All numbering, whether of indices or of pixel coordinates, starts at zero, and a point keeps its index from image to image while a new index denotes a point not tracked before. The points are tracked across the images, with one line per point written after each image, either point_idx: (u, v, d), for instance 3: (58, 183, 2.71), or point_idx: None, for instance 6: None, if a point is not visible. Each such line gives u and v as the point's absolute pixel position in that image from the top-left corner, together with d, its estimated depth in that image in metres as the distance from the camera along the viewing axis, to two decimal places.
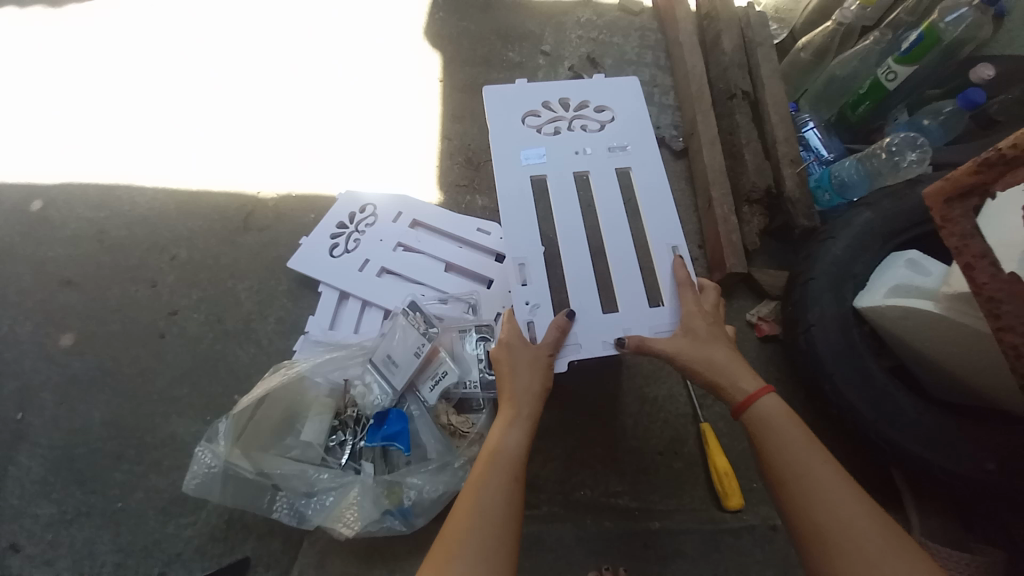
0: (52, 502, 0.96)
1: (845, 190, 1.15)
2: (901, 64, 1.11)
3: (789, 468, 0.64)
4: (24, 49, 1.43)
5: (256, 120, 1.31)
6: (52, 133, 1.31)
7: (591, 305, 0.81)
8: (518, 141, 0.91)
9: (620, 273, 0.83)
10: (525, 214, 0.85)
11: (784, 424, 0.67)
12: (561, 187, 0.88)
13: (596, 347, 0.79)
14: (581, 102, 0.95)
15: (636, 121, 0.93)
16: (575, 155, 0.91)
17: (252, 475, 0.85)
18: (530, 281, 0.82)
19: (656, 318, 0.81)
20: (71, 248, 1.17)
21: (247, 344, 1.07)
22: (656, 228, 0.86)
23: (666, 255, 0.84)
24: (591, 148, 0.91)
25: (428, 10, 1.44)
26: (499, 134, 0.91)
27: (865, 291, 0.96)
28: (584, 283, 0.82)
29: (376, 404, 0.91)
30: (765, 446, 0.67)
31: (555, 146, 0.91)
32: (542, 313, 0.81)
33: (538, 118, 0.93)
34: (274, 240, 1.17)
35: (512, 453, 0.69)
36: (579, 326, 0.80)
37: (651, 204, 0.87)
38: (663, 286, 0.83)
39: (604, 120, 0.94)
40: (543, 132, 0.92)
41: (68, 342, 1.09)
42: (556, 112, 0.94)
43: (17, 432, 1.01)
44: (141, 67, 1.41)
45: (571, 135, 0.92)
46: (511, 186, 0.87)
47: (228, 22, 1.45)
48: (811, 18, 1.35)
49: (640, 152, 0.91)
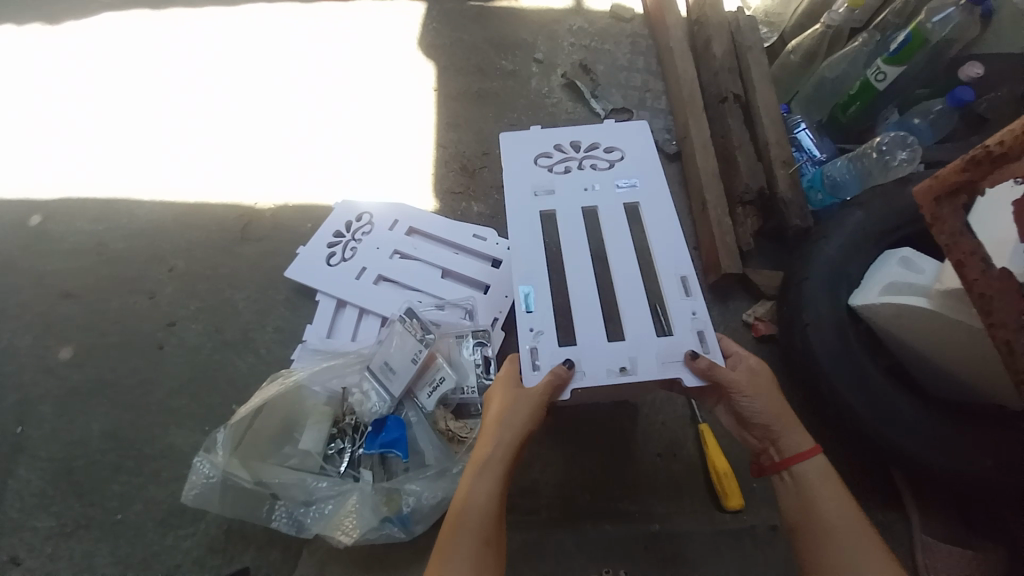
0: (51, 515, 0.96)
1: (837, 190, 1.15)
2: (890, 65, 1.12)
3: (823, 522, 0.67)
4: (25, 66, 1.46)
5: (252, 132, 1.33)
6: (54, 147, 1.33)
7: (595, 331, 0.77)
8: (527, 178, 0.91)
9: (626, 296, 0.80)
10: (531, 242, 0.84)
11: (825, 482, 0.70)
12: (569, 217, 0.87)
13: (600, 375, 0.74)
14: (590, 143, 0.95)
15: (647, 158, 0.93)
16: (585, 192, 0.89)
17: (250, 484, 0.84)
18: (535, 308, 0.78)
19: (664, 346, 0.76)
20: (72, 261, 1.18)
21: (245, 354, 1.08)
22: (664, 257, 0.83)
23: (675, 284, 0.81)
24: (600, 184, 0.90)
25: (421, 21, 1.46)
26: (511, 175, 0.91)
27: (860, 289, 0.97)
28: (589, 311, 0.79)
29: (374, 411, 0.91)
30: (800, 497, 0.70)
31: (565, 184, 0.90)
32: (546, 339, 0.77)
33: (549, 158, 0.93)
34: (272, 249, 1.17)
35: (481, 511, 0.67)
36: (583, 351, 0.76)
37: (661, 238, 0.84)
38: (670, 315, 0.78)
39: (613, 159, 0.93)
40: (554, 171, 0.92)
41: (68, 354, 1.09)
42: (566, 153, 0.94)
43: (17, 445, 1.01)
44: (141, 81, 1.42)
45: (580, 173, 0.91)
46: (519, 215, 0.87)
47: (225, 38, 1.47)
48: (799, 20, 1.38)
49: (648, 188, 0.90)
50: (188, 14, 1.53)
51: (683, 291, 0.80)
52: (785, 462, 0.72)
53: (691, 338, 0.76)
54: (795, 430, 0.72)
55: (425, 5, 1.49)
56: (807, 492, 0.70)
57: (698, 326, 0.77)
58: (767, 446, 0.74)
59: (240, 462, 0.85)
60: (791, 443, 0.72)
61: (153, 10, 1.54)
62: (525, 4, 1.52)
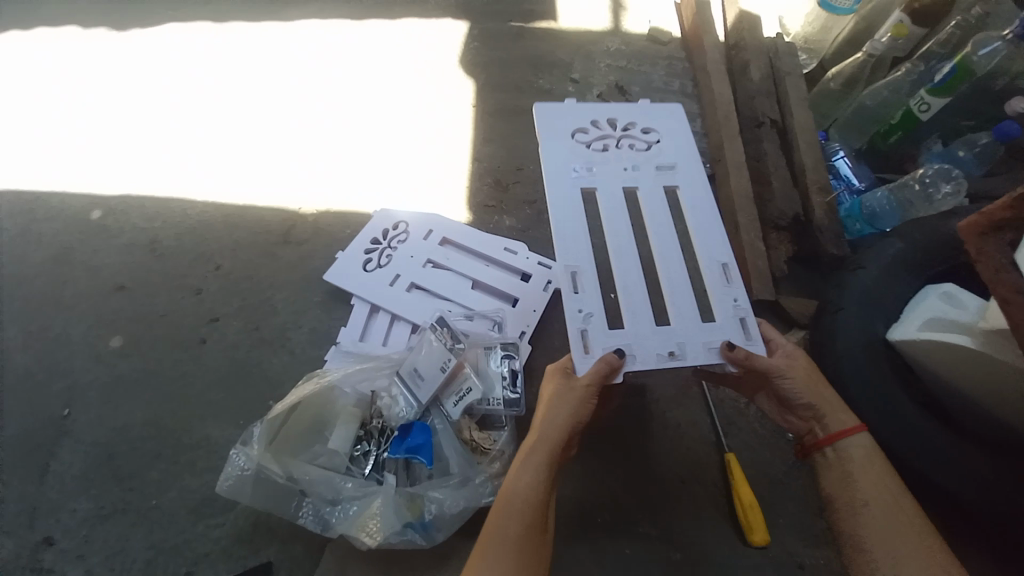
0: (93, 496, 1.01)
1: (875, 220, 1.12)
2: (933, 96, 1.12)
3: (855, 497, 0.74)
4: (94, 72, 1.56)
5: (297, 140, 1.39)
6: (115, 148, 1.42)
7: (642, 316, 0.78)
8: (567, 154, 0.91)
9: (670, 283, 0.81)
10: (574, 220, 0.84)
11: (865, 459, 0.76)
12: (609, 196, 0.87)
13: (650, 359, 0.75)
14: (628, 123, 0.96)
15: (682, 143, 0.94)
16: (624, 171, 0.90)
17: (281, 479, 0.87)
18: (582, 289, 0.79)
19: (708, 333, 0.78)
20: (125, 255, 1.25)
21: (280, 352, 1.12)
22: (704, 243, 0.84)
23: (716, 271, 0.82)
24: (638, 165, 0.91)
25: (463, 40, 1.52)
26: (550, 148, 0.91)
27: (899, 323, 0.97)
28: (635, 298, 0.79)
29: (401, 416, 0.94)
30: (835, 473, 0.77)
31: (604, 161, 0.91)
32: (596, 322, 0.77)
33: (587, 134, 0.94)
34: (311, 253, 1.22)
35: (526, 496, 0.70)
36: (632, 335, 0.77)
37: (701, 226, 0.85)
38: (713, 303, 0.80)
39: (651, 141, 0.94)
40: (592, 147, 0.92)
41: (117, 343, 1.15)
42: (603, 130, 0.94)
43: (65, 427, 1.07)
44: (197, 89, 1.51)
45: (619, 152, 0.92)
46: (560, 191, 0.86)
47: (276, 51, 1.55)
48: (840, 47, 1.37)
49: (686, 172, 0.91)
50: (245, 28, 1.61)
51: (724, 278, 0.81)
52: (830, 440, 0.78)
53: (735, 325, 0.78)
54: (838, 410, 0.78)
55: (467, 25, 1.54)
56: (842, 470, 0.77)
57: (740, 313, 0.79)
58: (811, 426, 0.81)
59: (273, 456, 0.88)
60: (834, 420, 0.78)
61: (214, 24, 1.62)
62: (563, 25, 1.55)
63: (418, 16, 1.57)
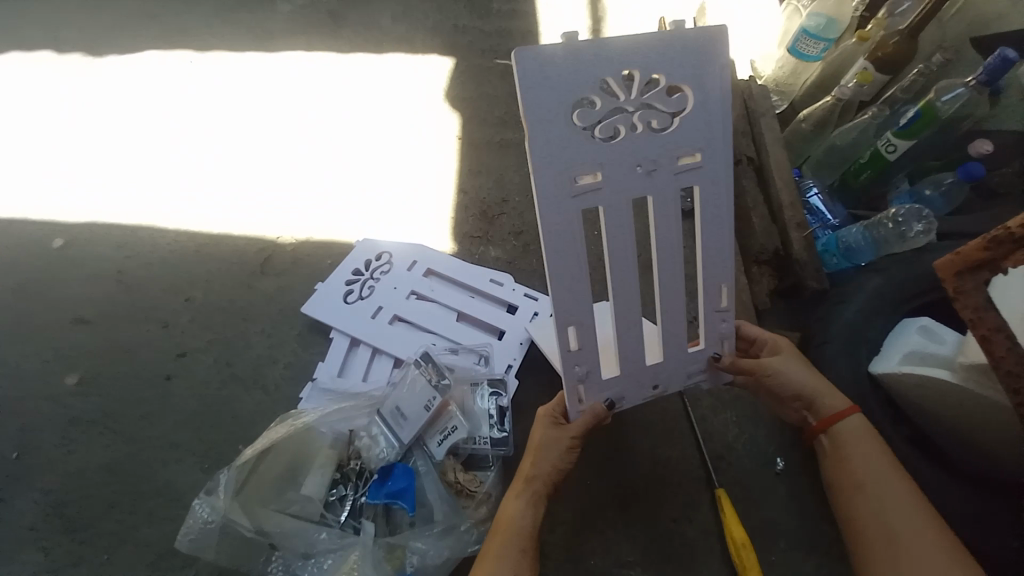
0: (38, 552, 0.92)
1: (852, 255, 1.16)
2: (900, 138, 1.17)
3: (853, 479, 0.76)
4: (67, 96, 1.52)
5: (279, 169, 1.37)
6: (85, 174, 1.36)
7: (635, 357, 0.77)
8: (564, 156, 0.63)
9: (666, 313, 0.76)
10: (575, 261, 0.68)
11: (862, 438, 0.78)
12: (617, 217, 0.68)
13: (637, 398, 0.80)
14: (648, 78, 0.63)
15: (718, 112, 0.66)
16: (638, 171, 0.66)
17: (249, 532, 0.81)
18: (579, 345, 0.73)
19: (691, 362, 0.81)
20: (90, 286, 1.18)
21: (254, 389, 1.06)
22: (708, 267, 0.75)
23: (713, 294, 0.77)
24: (657, 158, 0.66)
25: (450, 75, 1.54)
26: (540, 148, 0.62)
27: (881, 357, 0.98)
28: (632, 342, 0.76)
29: (381, 457, 0.89)
30: (834, 456, 0.79)
31: (613, 160, 0.65)
32: (592, 376, 0.76)
33: (591, 110, 0.62)
34: (290, 284, 1.18)
35: (524, 527, 0.75)
36: (624, 379, 0.78)
37: (711, 245, 0.73)
38: (703, 330, 0.79)
39: (677, 112, 0.65)
40: (598, 136, 0.64)
41: (73, 381, 1.07)
42: (613, 97, 0.63)
43: (10, 474, 0.98)
44: (176, 116, 1.48)
45: (633, 139, 0.65)
46: (557, 221, 0.66)
47: (260, 80, 1.54)
48: (810, 91, 1.45)
49: (713, 165, 0.69)
50: (228, 56, 1.59)
51: (718, 301, 0.77)
52: (827, 424, 0.80)
53: (716, 348, 0.80)
54: (829, 394, 0.81)
55: (454, 60, 1.57)
56: (841, 451, 0.78)
57: (724, 337, 0.80)
58: (802, 413, 0.83)
59: (240, 507, 0.82)
60: (829, 406, 0.80)
61: (197, 52, 1.60)
62: None
63: (405, 50, 1.59)
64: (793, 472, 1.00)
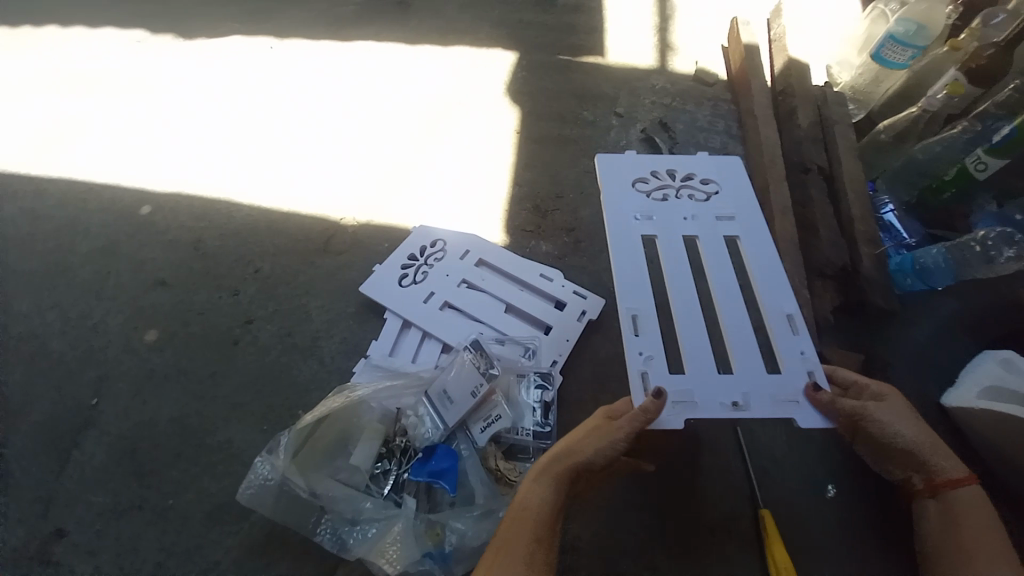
0: (109, 491, 1.00)
1: (928, 276, 1.07)
2: (992, 155, 1.08)
3: (942, 545, 0.74)
4: (157, 75, 1.63)
5: (343, 153, 1.42)
6: (169, 149, 1.47)
7: (705, 363, 0.80)
8: (629, 205, 0.97)
9: (735, 334, 0.83)
10: (637, 265, 0.88)
11: (974, 510, 0.74)
12: (670, 243, 0.92)
13: (714, 408, 0.76)
14: (686, 175, 1.03)
15: (740, 193, 1.00)
16: (685, 220, 0.96)
17: (303, 492, 0.86)
18: (641, 332, 0.82)
19: (777, 386, 0.78)
20: (170, 251, 1.28)
21: (310, 360, 1.11)
22: (771, 296, 0.86)
23: (782, 323, 0.83)
24: (698, 214, 0.97)
25: (511, 69, 1.55)
26: (614, 199, 0.97)
27: (954, 389, 0.95)
28: (698, 345, 0.82)
29: (426, 437, 0.93)
30: (928, 524, 0.77)
31: (664, 211, 0.96)
32: (656, 363, 0.80)
33: (646, 184, 1.00)
34: (349, 264, 1.23)
35: (534, 512, 0.71)
36: (693, 382, 0.78)
37: (765, 276, 0.88)
38: (781, 353, 0.81)
39: (709, 192, 1.00)
40: (652, 197, 0.98)
41: (151, 337, 1.16)
42: (665, 182, 1.01)
43: (91, 417, 1.08)
44: (252, 98, 1.56)
45: (678, 202, 0.98)
46: (624, 239, 0.92)
47: (330, 67, 1.61)
48: (890, 100, 1.34)
49: (746, 222, 0.96)
50: (302, 44, 1.67)
51: (791, 329, 0.83)
52: (938, 491, 0.76)
53: (802, 375, 0.79)
54: (947, 458, 0.76)
55: (516, 54, 1.58)
56: (936, 518, 0.76)
57: (809, 365, 0.80)
58: (910, 473, 0.79)
59: (297, 468, 0.87)
60: (943, 471, 0.75)
61: (274, 39, 1.69)
62: (610, 60, 1.57)
63: (468, 43, 1.62)
64: (843, 500, 0.96)
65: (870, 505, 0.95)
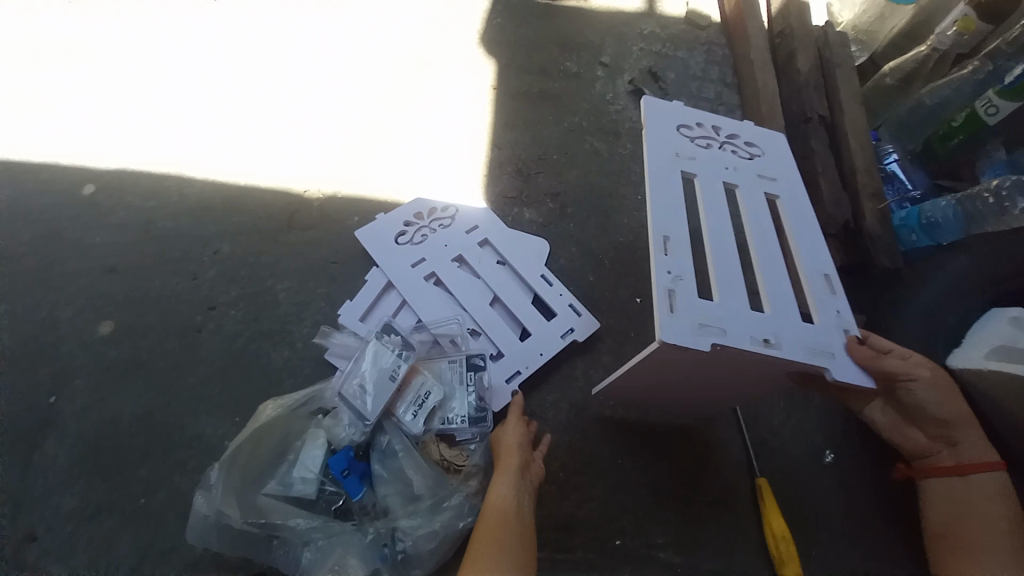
0: (74, 494, 0.94)
1: (935, 232, 1.02)
2: (1004, 97, 0.98)
3: (944, 526, 0.78)
4: (89, 36, 1.46)
5: (303, 118, 1.30)
6: (110, 120, 1.33)
7: (737, 297, 0.71)
8: (672, 144, 0.84)
9: (769, 284, 0.75)
10: (672, 198, 0.78)
11: (996, 495, 0.74)
12: (708, 188, 0.82)
13: (744, 341, 0.68)
14: (733, 130, 0.90)
15: (785, 160, 0.90)
16: (726, 170, 0.85)
17: (242, 523, 0.82)
18: (672, 252, 0.73)
19: (811, 334, 0.71)
20: (119, 235, 1.17)
21: (282, 346, 1.04)
22: (805, 254, 0.79)
23: (819, 282, 0.77)
24: (740, 167, 0.87)
25: (485, 16, 1.41)
26: (657, 133, 0.84)
27: (962, 348, 0.92)
28: (731, 285, 0.73)
29: (343, 437, 0.91)
30: (936, 505, 0.79)
31: (707, 158, 0.85)
32: (684, 285, 0.70)
33: (692, 130, 0.87)
34: (318, 240, 1.14)
35: (502, 505, 0.77)
36: (723, 310, 0.70)
37: (801, 233, 0.81)
38: (814, 306, 0.74)
39: (754, 153, 0.89)
40: (696, 142, 0.86)
41: (107, 329, 1.08)
42: (712, 135, 0.88)
43: (48, 417, 1.00)
44: (198, 59, 1.41)
45: (720, 152, 0.87)
46: (660, 170, 0.81)
47: (284, 22, 1.45)
48: (896, 41, 1.23)
49: (789, 186, 0.86)
50: None
51: (828, 289, 0.76)
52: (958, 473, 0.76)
53: (839, 333, 0.72)
54: (975, 440, 0.75)
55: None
56: (947, 499, 0.78)
57: (844, 323, 0.73)
58: (936, 448, 0.79)
59: (233, 500, 0.83)
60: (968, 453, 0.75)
61: None
62: (593, 3, 1.43)
63: None
64: (842, 465, 0.94)
65: (867, 469, 0.94)
